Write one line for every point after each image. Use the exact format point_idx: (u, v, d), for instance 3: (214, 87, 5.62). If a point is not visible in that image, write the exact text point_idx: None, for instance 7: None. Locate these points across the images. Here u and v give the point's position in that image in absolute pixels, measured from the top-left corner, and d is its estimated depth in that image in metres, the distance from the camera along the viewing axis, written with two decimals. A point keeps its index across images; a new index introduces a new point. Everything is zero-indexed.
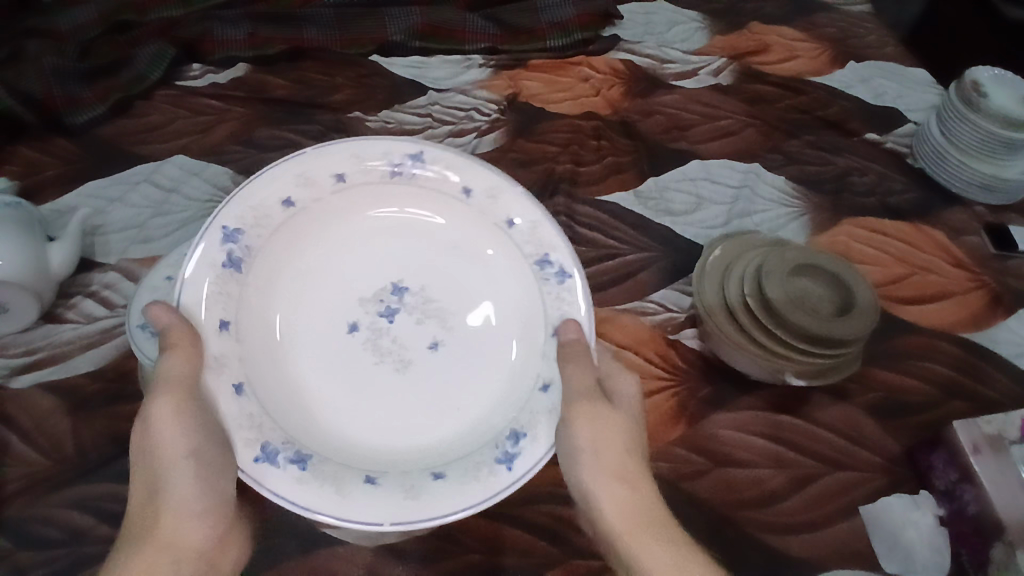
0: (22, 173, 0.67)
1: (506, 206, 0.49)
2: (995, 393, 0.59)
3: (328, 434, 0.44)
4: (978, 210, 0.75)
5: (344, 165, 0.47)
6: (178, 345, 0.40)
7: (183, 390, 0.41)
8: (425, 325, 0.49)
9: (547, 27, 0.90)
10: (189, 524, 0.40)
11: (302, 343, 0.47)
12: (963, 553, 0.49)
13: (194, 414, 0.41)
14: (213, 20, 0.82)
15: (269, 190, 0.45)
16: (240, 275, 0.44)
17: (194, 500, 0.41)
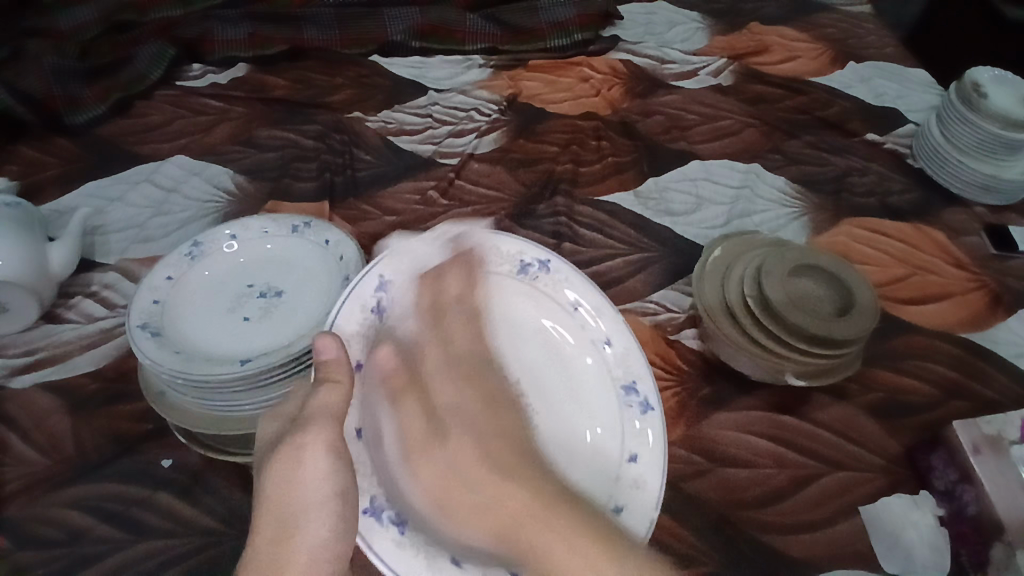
0: (22, 172, 0.67)
1: (567, 290, 0.49)
2: (996, 393, 0.59)
3: (444, 519, 0.40)
4: (978, 210, 0.75)
5: (415, 265, 0.47)
6: (340, 378, 0.39)
7: (338, 426, 0.40)
8: (520, 410, 0.46)
9: (547, 27, 0.90)
10: (318, 564, 0.37)
11: (395, 436, 0.43)
12: (963, 553, 0.48)
13: (340, 456, 0.39)
14: (214, 21, 0.82)
15: (344, 318, 0.43)
16: (362, 350, 0.44)
17: (325, 538, 0.38)
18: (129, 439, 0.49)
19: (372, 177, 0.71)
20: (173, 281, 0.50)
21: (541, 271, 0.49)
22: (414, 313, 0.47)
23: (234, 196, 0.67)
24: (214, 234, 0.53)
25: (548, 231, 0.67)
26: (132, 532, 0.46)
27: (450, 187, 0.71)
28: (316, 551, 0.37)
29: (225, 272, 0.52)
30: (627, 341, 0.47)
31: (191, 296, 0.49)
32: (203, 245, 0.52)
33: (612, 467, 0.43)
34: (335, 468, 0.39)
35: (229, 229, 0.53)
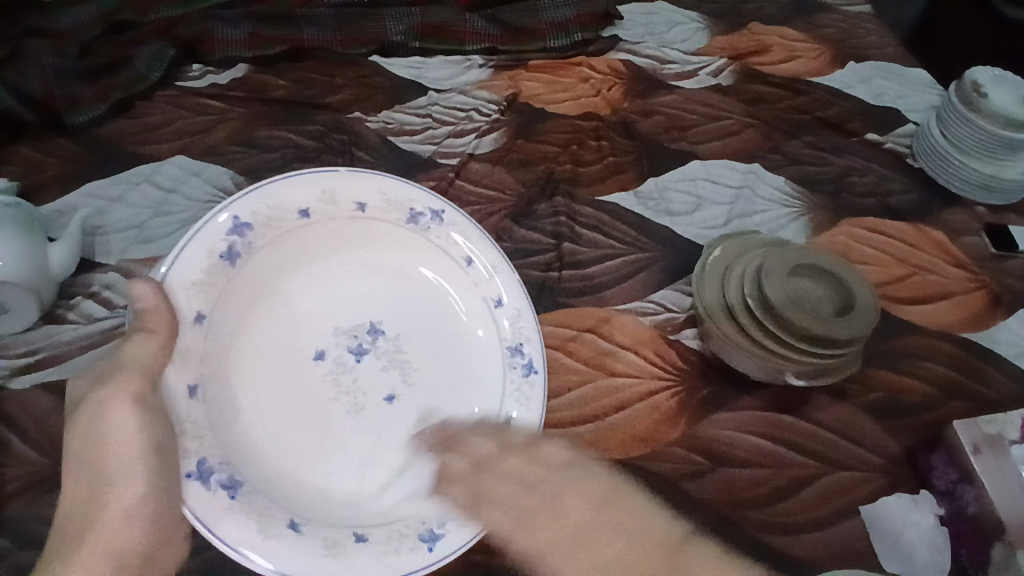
0: (22, 173, 0.67)
1: (465, 248, 0.55)
2: (994, 393, 0.59)
3: (270, 474, 0.47)
4: (978, 210, 0.75)
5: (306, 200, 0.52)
6: (156, 331, 0.45)
7: (144, 378, 0.45)
8: (389, 371, 0.52)
9: (547, 27, 0.90)
10: (124, 527, 0.44)
11: (269, 382, 0.49)
12: (963, 553, 0.48)
13: (145, 405, 0.45)
14: (214, 20, 0.82)
15: (194, 259, 0.47)
16: (205, 324, 0.48)
17: (130, 500, 0.44)
18: None
19: None
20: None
21: (434, 221, 0.54)
22: (249, 254, 0.50)
23: None
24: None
25: (548, 231, 0.67)
26: None
27: (449, 187, 0.71)
28: (132, 515, 0.44)
29: None
30: (519, 303, 0.53)
31: None
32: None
33: (466, 450, 0.49)
34: (139, 430, 0.44)
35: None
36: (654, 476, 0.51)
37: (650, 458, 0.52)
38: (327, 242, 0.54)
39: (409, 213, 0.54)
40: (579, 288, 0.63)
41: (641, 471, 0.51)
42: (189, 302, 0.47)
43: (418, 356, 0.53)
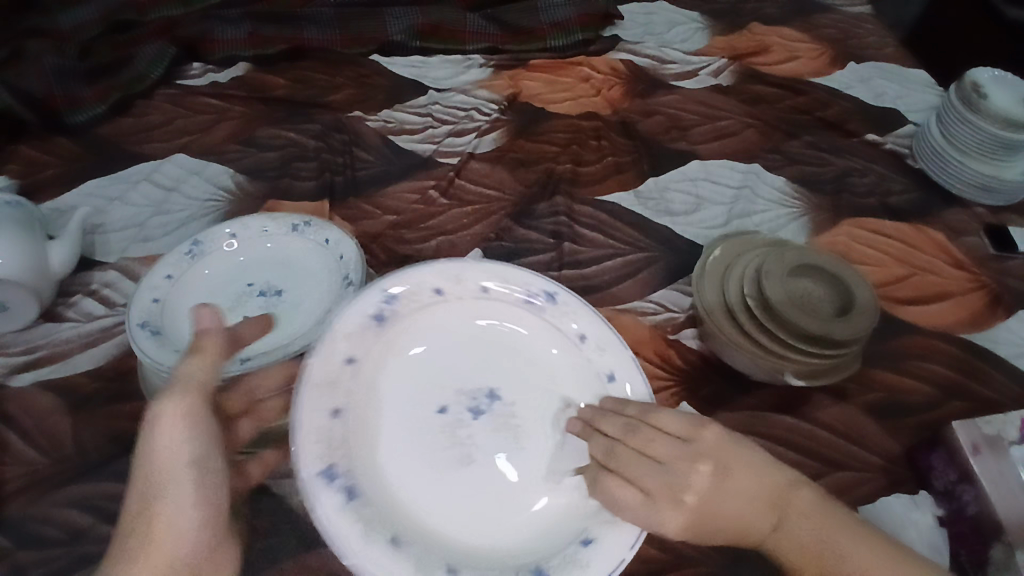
0: (22, 172, 0.67)
1: (579, 322, 0.48)
2: (996, 393, 0.59)
3: (381, 495, 0.41)
4: (978, 210, 0.75)
5: (270, 225, 0.54)
6: (208, 351, 0.42)
7: (199, 396, 0.40)
8: (501, 435, 0.46)
9: (547, 27, 0.90)
10: (181, 537, 0.38)
11: (386, 429, 0.45)
12: (962, 553, 0.48)
13: (199, 423, 0.40)
14: (214, 20, 0.82)
15: (161, 266, 0.50)
16: (353, 363, 0.44)
17: (185, 512, 0.38)
18: (130, 439, 0.49)
19: (372, 177, 0.71)
20: (174, 280, 0.50)
21: (549, 303, 0.49)
22: (213, 270, 0.52)
23: (234, 195, 0.67)
24: (214, 232, 0.53)
25: (548, 230, 0.67)
26: None
27: (450, 187, 0.71)
28: (190, 520, 0.38)
29: (226, 272, 0.52)
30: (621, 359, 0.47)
31: (192, 296, 0.49)
32: (203, 243, 0.52)
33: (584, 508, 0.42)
34: (194, 440, 0.40)
35: (229, 229, 0.53)
36: None
37: None
38: (286, 257, 0.53)
39: (547, 292, 0.49)
40: (579, 288, 0.63)
41: None
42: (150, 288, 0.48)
43: (533, 422, 0.46)
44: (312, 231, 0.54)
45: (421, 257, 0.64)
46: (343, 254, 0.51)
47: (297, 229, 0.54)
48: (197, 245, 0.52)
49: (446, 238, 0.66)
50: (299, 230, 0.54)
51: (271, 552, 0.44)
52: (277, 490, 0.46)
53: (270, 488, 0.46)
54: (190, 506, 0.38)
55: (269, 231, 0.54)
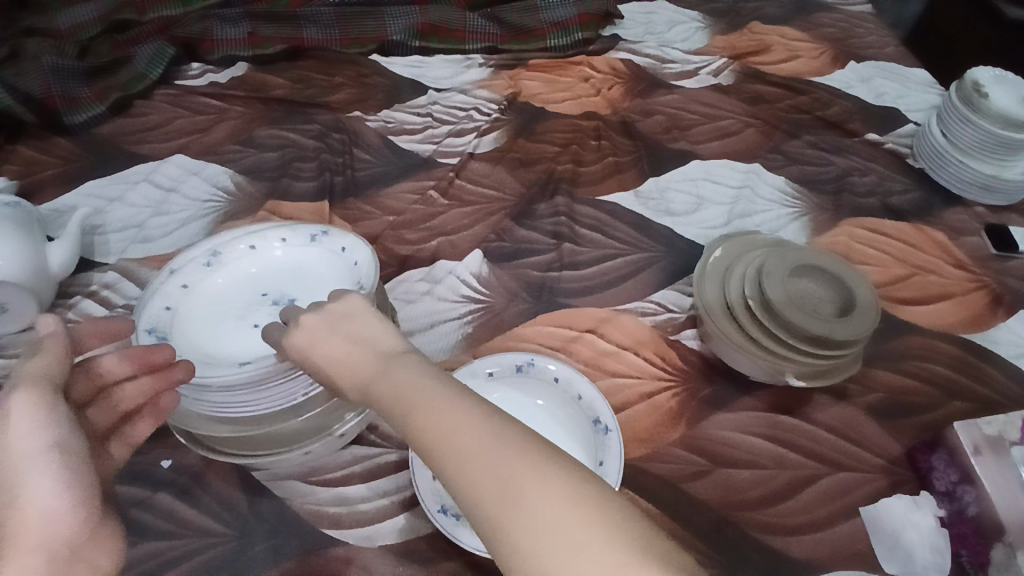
0: (21, 172, 0.67)
1: (608, 450, 0.46)
2: (996, 393, 0.59)
3: None
4: (978, 210, 0.75)
5: (291, 232, 0.53)
6: (51, 349, 0.35)
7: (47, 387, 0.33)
8: None
9: (547, 27, 0.90)
10: (53, 524, 0.30)
11: None
12: (963, 553, 0.48)
13: (45, 407, 0.32)
14: (214, 20, 0.82)
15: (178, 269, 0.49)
16: (490, 377, 0.51)
17: (51, 499, 0.30)
18: None
19: (371, 177, 0.71)
20: (189, 289, 0.49)
21: (599, 434, 0.47)
22: (233, 277, 0.51)
23: (234, 196, 0.67)
24: (231, 241, 0.51)
25: (548, 231, 0.67)
26: (132, 533, 0.45)
27: (450, 187, 0.70)
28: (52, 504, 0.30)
29: (245, 283, 0.51)
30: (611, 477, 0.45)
31: (206, 307, 0.49)
32: (222, 254, 0.51)
33: None
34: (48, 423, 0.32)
35: (245, 235, 0.52)
36: (654, 475, 0.51)
37: (650, 459, 0.52)
38: (307, 263, 0.52)
39: (604, 424, 0.48)
40: (579, 288, 0.63)
41: (642, 471, 0.51)
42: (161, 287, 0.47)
43: None
44: (329, 240, 0.52)
45: (421, 257, 0.64)
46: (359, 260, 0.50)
47: (314, 236, 0.53)
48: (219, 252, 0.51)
49: (446, 238, 0.65)
50: (315, 237, 0.53)
51: (271, 552, 0.45)
52: (277, 492, 0.47)
53: (269, 490, 0.47)
54: (52, 492, 0.30)
55: (290, 238, 0.53)
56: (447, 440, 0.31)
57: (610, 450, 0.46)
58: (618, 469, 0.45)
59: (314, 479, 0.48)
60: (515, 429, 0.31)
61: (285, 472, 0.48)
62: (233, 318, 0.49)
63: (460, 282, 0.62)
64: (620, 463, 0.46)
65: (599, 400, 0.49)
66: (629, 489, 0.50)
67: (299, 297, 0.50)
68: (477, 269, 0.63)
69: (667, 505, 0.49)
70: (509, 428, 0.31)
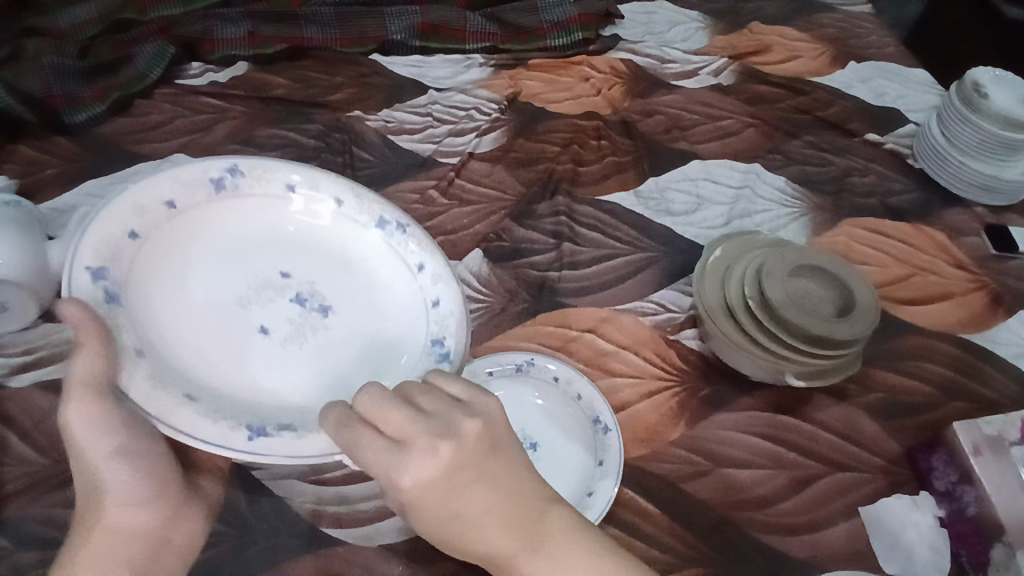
0: (21, 172, 0.66)
1: (608, 453, 0.48)
2: (994, 393, 0.59)
3: None
4: (978, 210, 0.75)
5: (341, 188, 0.46)
6: (90, 343, 0.35)
7: (93, 394, 0.36)
8: None
9: (547, 27, 0.90)
10: (129, 513, 0.39)
11: None
12: (963, 554, 0.48)
13: (110, 410, 0.37)
14: (214, 20, 0.82)
15: (154, 187, 0.41)
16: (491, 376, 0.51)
17: (126, 487, 0.39)
18: None
19: (371, 177, 0.71)
20: (174, 211, 0.42)
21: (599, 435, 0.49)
22: (237, 210, 0.44)
23: None
24: (271, 178, 0.45)
25: (548, 231, 0.67)
26: None
27: (450, 187, 0.70)
28: (125, 492, 0.39)
29: (262, 234, 0.45)
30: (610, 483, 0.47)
31: (183, 239, 0.42)
32: (247, 178, 0.44)
33: None
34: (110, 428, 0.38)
35: (288, 175, 0.45)
36: (655, 476, 0.51)
37: (650, 458, 0.52)
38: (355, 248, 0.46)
39: (604, 425, 0.49)
40: (579, 288, 0.63)
41: (643, 471, 0.51)
42: (120, 220, 0.39)
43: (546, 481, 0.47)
44: (405, 244, 0.46)
45: None
46: (441, 306, 0.44)
47: (386, 225, 0.46)
48: (241, 168, 0.44)
49: (446, 238, 0.65)
50: (384, 224, 0.46)
51: (272, 551, 0.45)
52: (278, 491, 0.47)
53: (269, 489, 0.47)
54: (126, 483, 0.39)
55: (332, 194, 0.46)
56: (538, 570, 0.36)
57: (610, 453, 0.48)
58: (617, 471, 0.47)
59: (313, 478, 0.48)
60: (607, 571, 0.36)
61: (286, 471, 0.48)
62: (229, 282, 0.43)
63: (460, 281, 0.62)
64: (620, 464, 0.48)
65: (599, 399, 0.50)
66: (630, 489, 0.49)
67: (330, 295, 0.45)
68: (477, 268, 0.63)
69: (668, 506, 0.49)
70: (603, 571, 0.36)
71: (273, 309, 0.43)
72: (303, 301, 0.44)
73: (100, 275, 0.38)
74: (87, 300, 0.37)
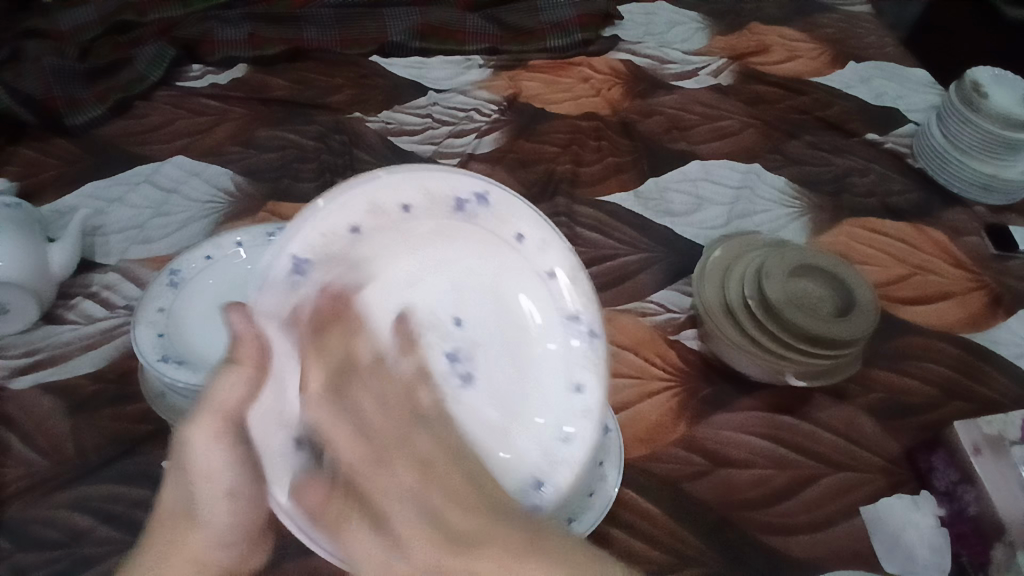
0: (21, 173, 0.67)
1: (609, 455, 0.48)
2: (996, 393, 0.59)
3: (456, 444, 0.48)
4: (978, 210, 0.75)
5: (561, 262, 0.45)
6: (246, 363, 0.34)
7: (225, 424, 0.33)
8: None
9: (547, 28, 0.90)
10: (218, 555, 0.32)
11: None
12: (963, 553, 0.48)
13: (230, 448, 0.33)
14: (214, 21, 0.82)
15: (395, 188, 0.42)
16: None
17: (220, 531, 0.33)
18: (129, 440, 0.49)
19: None
20: (405, 213, 0.42)
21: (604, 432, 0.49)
22: (452, 237, 0.44)
23: (234, 197, 0.67)
24: (506, 221, 0.44)
25: None
26: (132, 533, 0.45)
27: None
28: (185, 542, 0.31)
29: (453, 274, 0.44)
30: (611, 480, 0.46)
31: (379, 250, 0.42)
32: (483, 204, 0.44)
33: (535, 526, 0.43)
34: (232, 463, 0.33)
35: (518, 224, 0.45)
36: (655, 476, 0.51)
37: (650, 459, 0.52)
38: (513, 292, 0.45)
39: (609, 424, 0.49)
40: None
41: (642, 471, 0.51)
42: (357, 216, 0.41)
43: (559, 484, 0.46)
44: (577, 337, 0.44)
45: None
46: (585, 393, 0.42)
47: (578, 324, 0.44)
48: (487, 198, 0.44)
49: None
50: (573, 324, 0.44)
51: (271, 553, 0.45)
52: None
53: None
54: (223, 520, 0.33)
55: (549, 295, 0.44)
56: None
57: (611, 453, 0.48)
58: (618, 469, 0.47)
59: None
60: None
61: None
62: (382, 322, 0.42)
63: None
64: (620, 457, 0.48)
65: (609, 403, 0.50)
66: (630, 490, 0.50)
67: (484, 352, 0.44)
68: None
69: (666, 505, 0.49)
70: (556, 566, 0.25)
71: (428, 353, 0.41)
72: (455, 359, 0.42)
73: (302, 270, 0.39)
74: (269, 304, 0.37)
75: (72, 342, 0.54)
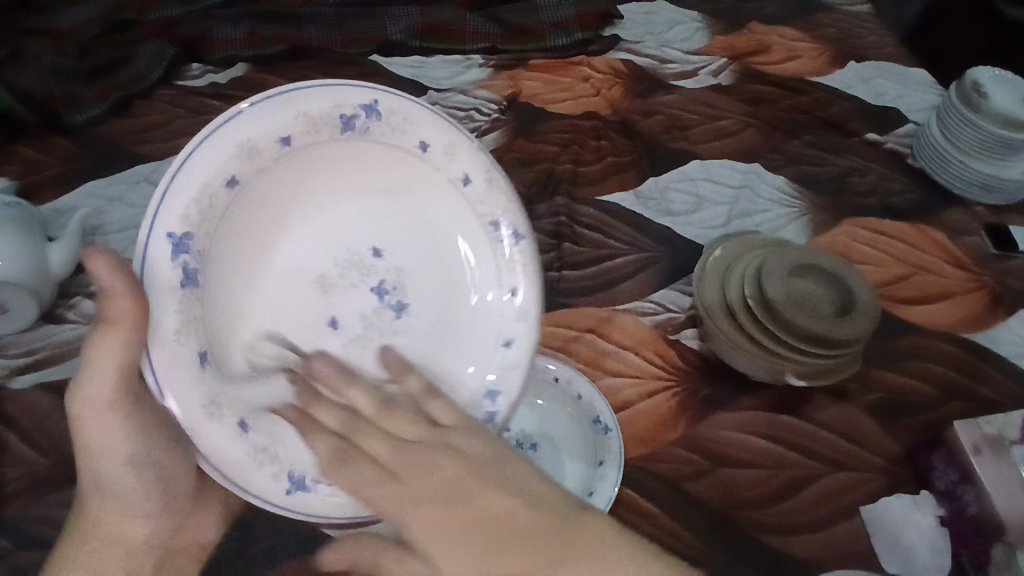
0: (21, 172, 0.67)
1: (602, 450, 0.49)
2: (997, 394, 0.59)
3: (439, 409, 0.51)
4: (978, 210, 0.75)
5: (471, 165, 0.45)
6: (118, 320, 0.35)
7: (115, 391, 0.38)
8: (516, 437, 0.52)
9: (547, 28, 0.89)
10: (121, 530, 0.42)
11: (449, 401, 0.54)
12: (963, 553, 0.49)
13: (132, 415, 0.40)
14: (214, 20, 0.82)
15: (272, 124, 0.39)
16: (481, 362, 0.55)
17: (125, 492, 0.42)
18: None
19: None
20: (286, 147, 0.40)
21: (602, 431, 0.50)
22: (359, 152, 0.43)
23: None
24: (416, 125, 0.43)
25: (548, 231, 0.67)
26: None
27: None
28: None
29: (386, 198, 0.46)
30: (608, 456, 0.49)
31: (295, 174, 0.42)
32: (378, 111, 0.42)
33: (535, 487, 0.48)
34: (130, 435, 0.41)
35: (421, 132, 0.43)
36: (654, 475, 0.51)
37: (650, 458, 0.52)
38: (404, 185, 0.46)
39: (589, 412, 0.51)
40: (580, 287, 0.62)
41: (641, 471, 0.51)
42: (225, 166, 0.38)
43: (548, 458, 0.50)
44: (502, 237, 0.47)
45: None
46: (518, 295, 0.47)
47: (497, 226, 0.46)
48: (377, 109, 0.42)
49: None
50: (495, 229, 0.46)
51: (272, 552, 0.46)
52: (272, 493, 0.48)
53: None
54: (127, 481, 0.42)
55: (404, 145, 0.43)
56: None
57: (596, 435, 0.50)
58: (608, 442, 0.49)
59: None
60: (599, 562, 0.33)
61: None
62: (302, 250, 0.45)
63: None
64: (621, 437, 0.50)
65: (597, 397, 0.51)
66: (628, 489, 0.50)
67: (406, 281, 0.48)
68: None
69: (665, 504, 0.50)
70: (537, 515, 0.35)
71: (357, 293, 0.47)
72: (382, 293, 0.48)
73: (181, 248, 0.37)
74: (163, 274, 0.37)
75: (71, 340, 0.54)
